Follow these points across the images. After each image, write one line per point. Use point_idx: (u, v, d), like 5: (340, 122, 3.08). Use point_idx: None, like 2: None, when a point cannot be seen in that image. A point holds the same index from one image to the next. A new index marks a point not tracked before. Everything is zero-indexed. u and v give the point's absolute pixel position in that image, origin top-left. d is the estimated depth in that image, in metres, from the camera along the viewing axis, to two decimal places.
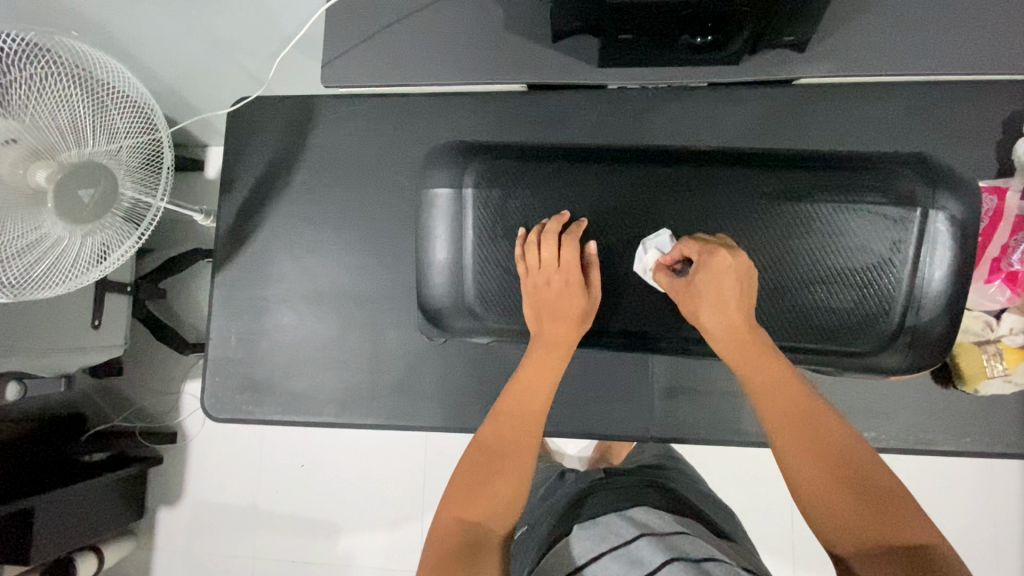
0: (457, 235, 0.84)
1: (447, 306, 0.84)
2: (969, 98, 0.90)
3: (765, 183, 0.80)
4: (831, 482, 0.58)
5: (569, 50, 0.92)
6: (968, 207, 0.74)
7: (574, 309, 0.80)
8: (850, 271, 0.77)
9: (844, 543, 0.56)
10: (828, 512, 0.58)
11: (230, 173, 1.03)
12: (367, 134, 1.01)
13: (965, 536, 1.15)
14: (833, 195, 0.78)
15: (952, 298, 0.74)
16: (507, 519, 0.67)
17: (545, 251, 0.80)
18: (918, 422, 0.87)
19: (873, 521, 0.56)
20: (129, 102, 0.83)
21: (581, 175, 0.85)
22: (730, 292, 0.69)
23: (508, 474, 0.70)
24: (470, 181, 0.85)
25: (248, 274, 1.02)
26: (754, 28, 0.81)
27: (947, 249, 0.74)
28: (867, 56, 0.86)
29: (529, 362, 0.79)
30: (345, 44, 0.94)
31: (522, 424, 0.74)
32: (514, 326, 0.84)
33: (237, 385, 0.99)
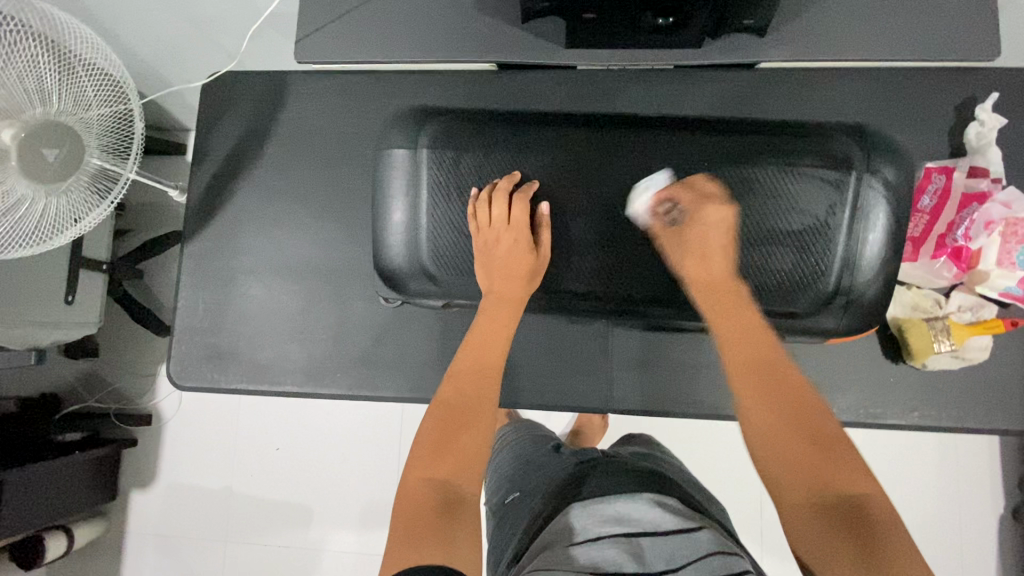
0: (412, 196, 0.85)
1: (402, 266, 0.85)
2: (923, 84, 0.93)
3: (709, 148, 0.83)
4: (782, 429, 0.63)
5: (537, 31, 0.94)
6: (902, 174, 0.77)
7: (521, 265, 0.82)
8: (791, 231, 0.78)
9: (789, 486, 0.60)
10: (779, 456, 0.62)
11: (202, 147, 1.04)
12: (340, 111, 1.02)
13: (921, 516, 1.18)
14: (774, 159, 0.80)
15: (887, 259, 0.76)
16: (477, 473, 0.68)
17: (495, 208, 0.82)
18: (869, 397, 0.89)
19: (818, 470, 0.60)
20: (99, 71, 0.84)
21: (537, 140, 0.86)
22: (716, 236, 0.77)
23: (473, 428, 0.72)
24: (425, 142, 0.85)
25: (217, 246, 1.03)
26: (712, 11, 0.83)
27: (881, 210, 0.76)
28: (824, 42, 0.89)
29: (483, 317, 0.81)
30: (317, 21, 0.96)
31: (480, 373, 0.77)
32: (466, 286, 0.86)
33: (204, 354, 1.00)
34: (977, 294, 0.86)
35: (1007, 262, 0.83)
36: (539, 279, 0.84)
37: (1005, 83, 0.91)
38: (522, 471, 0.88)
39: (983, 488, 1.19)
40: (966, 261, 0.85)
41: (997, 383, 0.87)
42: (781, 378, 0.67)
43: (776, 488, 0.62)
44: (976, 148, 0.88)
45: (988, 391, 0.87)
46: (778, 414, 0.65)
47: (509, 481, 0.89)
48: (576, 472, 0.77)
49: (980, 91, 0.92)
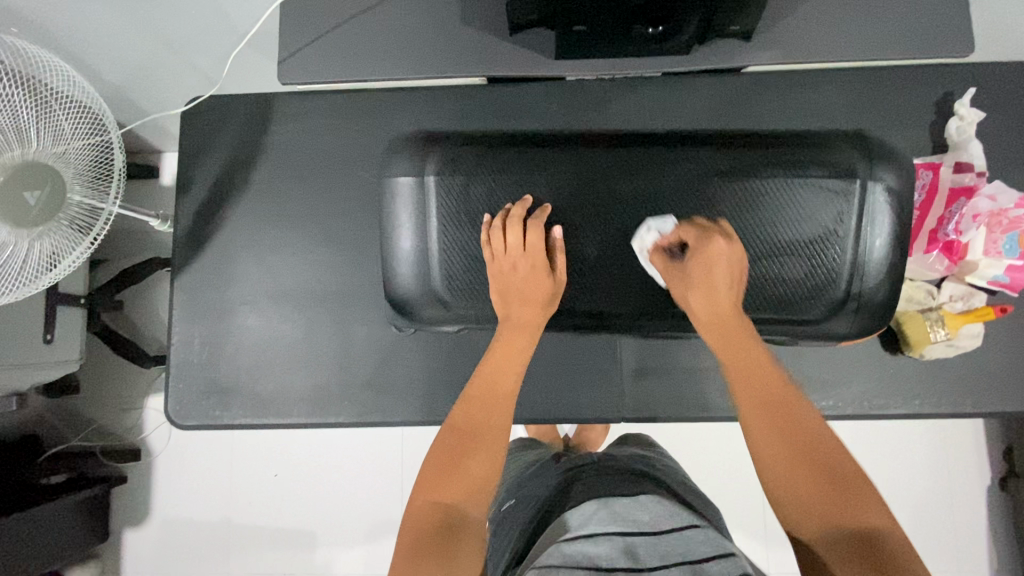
0: (420, 224, 0.83)
1: (414, 295, 0.84)
2: (904, 81, 0.96)
3: (716, 160, 0.83)
4: (796, 465, 0.62)
5: (527, 44, 0.94)
6: (903, 180, 0.78)
7: (539, 291, 0.82)
8: (801, 242, 0.79)
9: (802, 519, 0.59)
10: (790, 488, 0.61)
11: (187, 175, 1.01)
12: (330, 131, 1.00)
13: (905, 489, 1.27)
14: (780, 171, 0.81)
15: (893, 264, 0.77)
16: (484, 498, 0.67)
17: (511, 236, 0.81)
18: (872, 389, 0.91)
19: (832, 503, 0.59)
20: (76, 103, 0.81)
21: (541, 161, 0.85)
22: (717, 273, 0.75)
23: (482, 452, 0.70)
24: (432, 168, 0.84)
25: (210, 276, 0.99)
26: (701, 20, 0.85)
27: (886, 218, 0.77)
28: (808, 44, 0.91)
29: (498, 342, 0.80)
30: (300, 41, 0.94)
31: (492, 400, 0.75)
32: (481, 312, 0.85)
33: (203, 391, 0.97)
34: (966, 284, 0.90)
35: (993, 251, 0.86)
36: (556, 304, 0.84)
37: (979, 77, 0.95)
38: (529, 476, 0.89)
39: (970, 463, 1.27)
40: (958, 254, 0.87)
41: (991, 370, 0.91)
42: (793, 412, 0.65)
43: (782, 513, 0.61)
44: (959, 142, 0.91)
45: (984, 377, 0.91)
46: (790, 445, 0.63)
47: (511, 487, 0.91)
48: (571, 472, 0.80)
49: (957, 86, 0.95)
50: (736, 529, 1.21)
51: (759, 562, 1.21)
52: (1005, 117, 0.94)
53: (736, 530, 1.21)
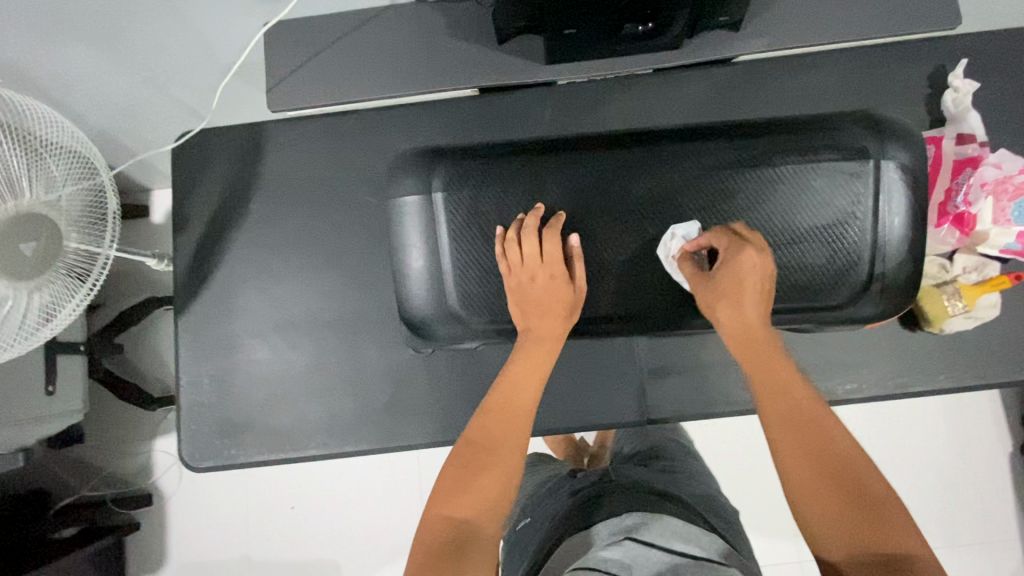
0: (431, 242, 0.82)
1: (430, 315, 0.82)
2: (894, 57, 0.96)
3: (724, 152, 0.82)
4: (826, 486, 0.60)
5: (517, 51, 0.96)
6: (914, 156, 0.78)
7: (558, 302, 0.80)
8: (820, 227, 0.78)
9: (829, 539, 0.59)
10: (820, 510, 0.60)
11: (182, 212, 0.99)
12: (324, 154, 0.99)
13: (929, 464, 1.26)
14: (791, 158, 0.80)
15: (912, 241, 0.77)
16: (496, 516, 0.65)
17: (526, 247, 0.80)
18: (894, 368, 0.91)
19: (863, 528, 0.58)
20: (65, 150, 0.79)
21: (547, 167, 0.84)
22: (750, 285, 0.71)
23: (496, 469, 0.68)
24: (439, 185, 0.83)
25: (213, 312, 0.97)
26: (689, 16, 0.86)
27: (901, 196, 0.77)
28: (793, 31, 0.92)
29: (518, 356, 0.79)
30: (292, 62, 0.96)
31: (511, 416, 0.73)
32: (499, 326, 0.83)
33: (215, 431, 0.94)
34: (979, 254, 0.88)
35: (1002, 220, 0.85)
36: (577, 314, 0.82)
37: (968, 47, 0.95)
38: (545, 494, 0.88)
39: (992, 433, 1.27)
40: (970, 226, 0.87)
41: (1010, 338, 0.90)
42: (823, 432, 0.64)
43: (817, 543, 0.60)
44: (956, 115, 0.91)
45: (1005, 346, 0.90)
46: (820, 466, 0.61)
47: (532, 500, 0.89)
48: (585, 487, 0.80)
49: (948, 59, 0.95)
50: (766, 521, 1.19)
51: (779, 554, 1.19)
52: (999, 85, 0.94)
53: (766, 522, 1.19)
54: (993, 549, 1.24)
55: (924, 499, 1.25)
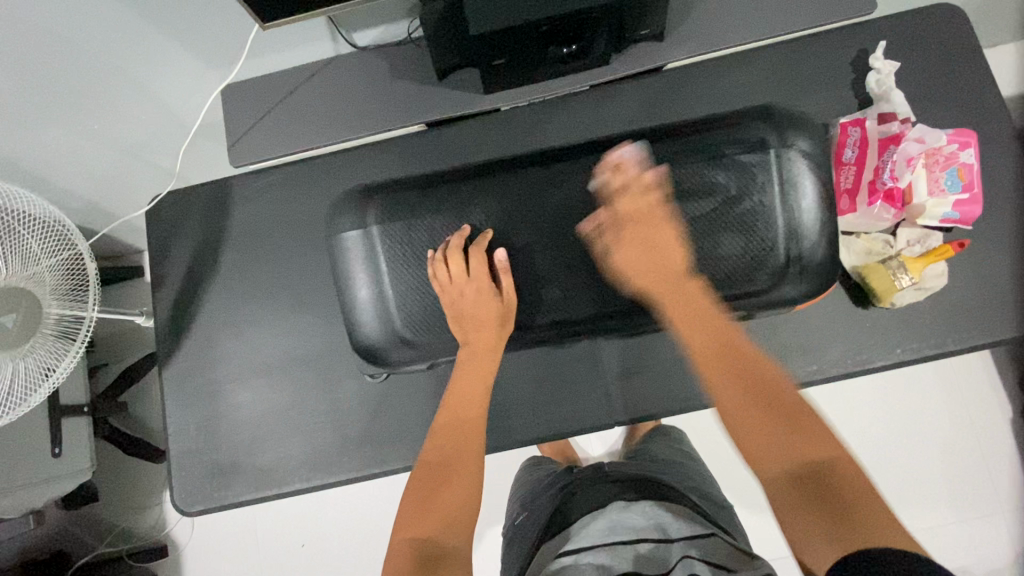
0: (374, 272, 0.86)
1: (379, 341, 0.86)
2: (817, 46, 1.00)
3: (639, 159, 0.87)
4: (751, 405, 0.66)
5: (456, 84, 1.02)
6: (816, 142, 0.81)
7: (489, 314, 0.85)
8: (732, 216, 0.82)
9: (765, 459, 0.61)
10: (749, 424, 0.64)
11: (160, 269, 1.05)
12: (288, 199, 1.05)
13: (921, 437, 1.26)
14: (696, 159, 0.85)
15: (827, 220, 0.79)
16: (461, 529, 0.65)
17: (453, 268, 0.85)
18: (853, 346, 0.92)
19: (792, 439, 0.60)
20: (41, 225, 0.86)
21: (475, 193, 0.89)
22: (648, 239, 0.84)
23: (458, 485, 0.70)
24: (375, 219, 0.87)
25: (196, 361, 1.02)
26: (609, 32, 0.92)
27: (809, 181, 0.79)
28: (713, 35, 0.97)
29: (460, 370, 0.83)
30: (250, 120, 1.03)
31: (457, 430, 0.77)
32: (444, 347, 0.87)
33: (206, 474, 0.98)
34: (921, 226, 0.90)
35: (937, 190, 0.88)
36: (509, 324, 0.87)
37: (888, 28, 0.99)
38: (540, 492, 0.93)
39: (983, 399, 1.27)
40: (901, 200, 0.88)
41: (963, 304, 0.92)
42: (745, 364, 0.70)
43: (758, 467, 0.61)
44: (881, 94, 0.94)
45: (958, 312, 0.92)
46: (744, 389, 0.67)
47: (525, 504, 0.94)
48: (572, 485, 0.87)
49: (869, 42, 0.99)
50: (765, 513, 1.18)
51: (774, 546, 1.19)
52: (923, 61, 0.97)
53: (765, 514, 1.18)
54: (998, 516, 1.23)
55: (921, 472, 1.25)
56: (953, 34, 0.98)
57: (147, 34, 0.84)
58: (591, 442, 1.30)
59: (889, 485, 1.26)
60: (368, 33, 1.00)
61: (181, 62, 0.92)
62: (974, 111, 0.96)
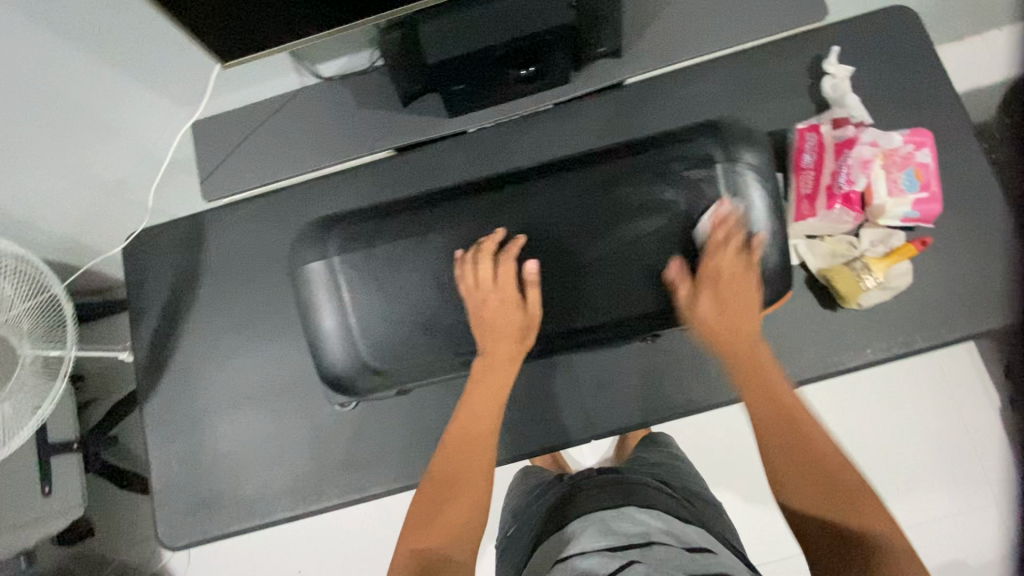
0: (338, 302, 0.87)
1: (345, 372, 0.87)
2: (772, 55, 1.02)
3: (591, 178, 0.88)
4: (799, 464, 0.68)
5: (421, 109, 1.03)
6: (762, 156, 0.84)
7: (508, 321, 0.85)
8: (686, 231, 0.84)
9: (803, 518, 0.65)
10: (792, 483, 0.67)
11: (138, 306, 1.06)
12: (261, 230, 1.06)
13: (908, 432, 1.26)
14: (647, 176, 0.86)
15: (777, 231, 0.83)
16: (461, 544, 0.70)
17: (480, 267, 0.85)
18: (823, 348, 0.93)
19: (837, 504, 0.64)
20: (14, 270, 0.88)
21: (428, 221, 0.90)
22: (728, 283, 0.81)
23: (461, 500, 0.74)
24: (334, 250, 0.89)
25: (177, 395, 1.03)
26: (566, 53, 0.94)
27: (759, 197, 0.83)
28: (669, 49, 0.98)
29: (474, 385, 0.85)
30: (221, 155, 1.05)
31: (469, 442, 0.80)
32: (409, 375, 0.88)
33: (190, 508, 0.99)
34: (884, 226, 0.91)
35: (897, 190, 0.89)
36: (531, 335, 0.87)
37: (840, 34, 1.01)
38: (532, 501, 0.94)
39: (968, 392, 1.27)
40: (860, 204, 0.89)
41: (930, 302, 0.93)
42: (789, 418, 0.72)
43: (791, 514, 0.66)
44: (836, 99, 0.96)
45: (926, 310, 0.92)
46: (794, 447, 0.69)
47: (516, 517, 0.95)
48: (568, 489, 0.88)
49: (823, 49, 1.00)
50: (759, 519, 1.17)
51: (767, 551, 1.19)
52: (876, 64, 0.99)
53: (758, 520, 1.17)
54: (990, 507, 1.23)
55: (909, 467, 1.25)
56: (905, 36, 0.99)
57: (110, 73, 0.85)
58: (583, 452, 1.31)
59: (879, 482, 1.26)
60: (331, 64, 1.04)
61: (149, 101, 0.94)
62: (929, 110, 0.97)
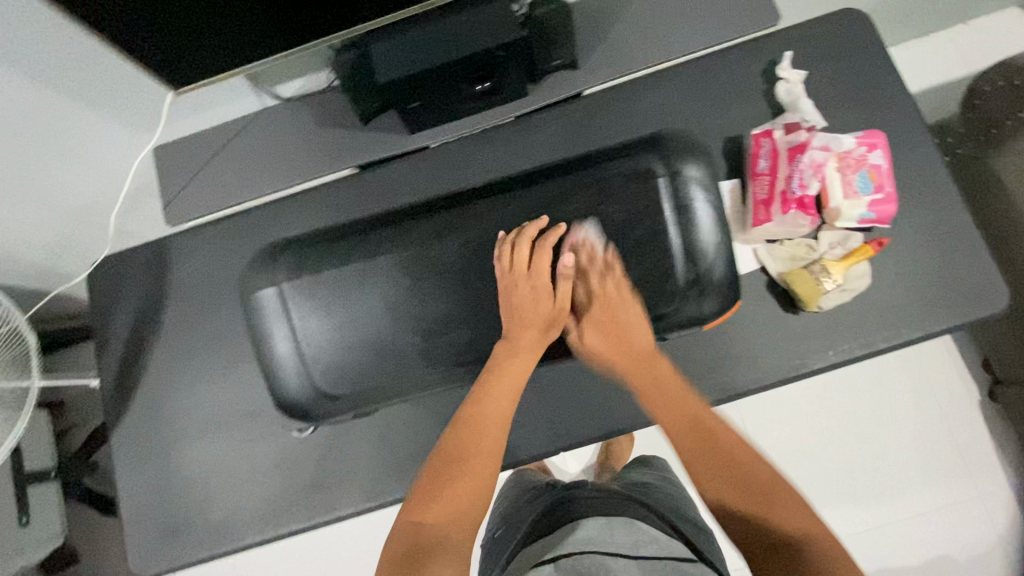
0: (290, 329, 0.91)
1: (299, 399, 0.91)
2: (727, 61, 1.02)
3: (542, 193, 0.92)
4: (721, 471, 0.70)
5: (381, 127, 1.03)
6: (707, 168, 0.89)
7: (539, 314, 0.87)
8: (639, 242, 0.88)
9: (729, 520, 0.66)
10: (714, 486, 0.69)
11: (104, 334, 1.06)
12: (226, 254, 1.06)
13: (884, 430, 1.27)
14: (597, 192, 0.90)
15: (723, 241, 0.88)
16: (462, 529, 0.66)
17: (519, 251, 0.88)
18: (785, 352, 0.93)
19: (756, 501, 0.65)
20: None
21: (378, 243, 0.92)
22: (616, 308, 0.87)
23: (467, 480, 0.71)
24: (283, 276, 0.92)
25: (145, 422, 1.03)
26: (519, 68, 0.94)
27: (705, 211, 0.87)
28: (623, 59, 0.99)
29: (491, 372, 0.84)
30: (181, 180, 1.05)
31: (483, 424, 0.77)
32: (362, 398, 0.91)
33: (160, 535, 0.99)
34: (841, 229, 0.92)
35: (851, 193, 0.90)
36: (554, 330, 0.88)
37: (793, 38, 1.01)
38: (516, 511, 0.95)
39: (943, 386, 1.28)
40: (814, 208, 0.89)
41: (889, 302, 0.93)
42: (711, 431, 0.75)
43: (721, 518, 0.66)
44: (790, 103, 0.97)
45: (885, 310, 0.93)
46: (714, 455, 0.72)
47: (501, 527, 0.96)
48: (561, 495, 0.88)
49: (776, 53, 1.01)
50: None
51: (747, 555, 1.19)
52: (829, 67, 1.00)
53: None
54: (969, 502, 1.23)
55: (887, 465, 1.26)
56: (857, 38, 1.00)
57: (61, 106, 0.86)
58: (566, 462, 1.31)
59: (857, 481, 1.26)
60: (291, 85, 1.04)
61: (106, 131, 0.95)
62: (883, 111, 0.98)
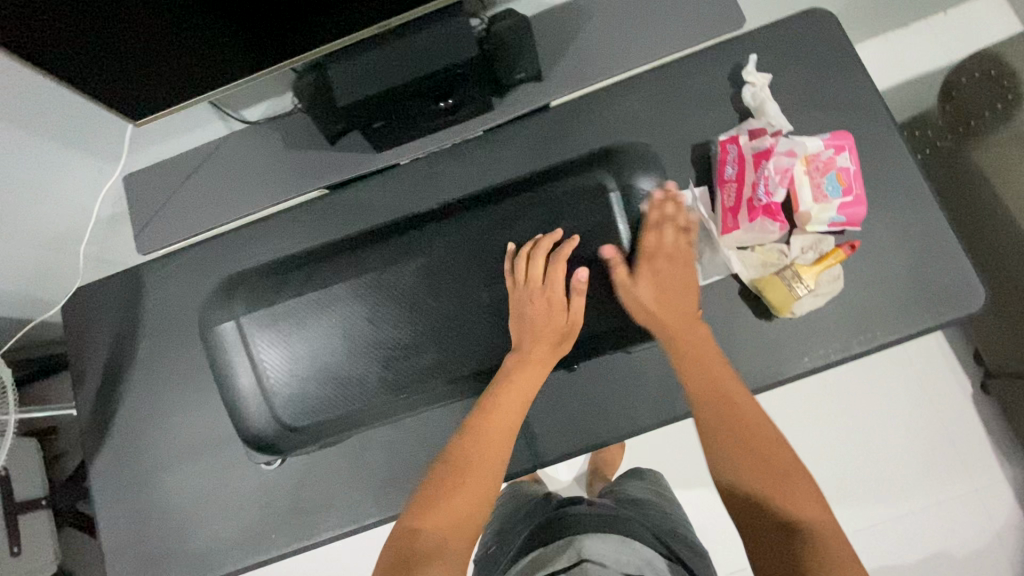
0: (252, 361, 0.92)
1: (264, 432, 0.91)
2: (693, 66, 1.01)
3: (499, 213, 0.95)
4: (743, 451, 0.70)
5: (348, 146, 1.03)
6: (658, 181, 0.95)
7: (553, 325, 0.88)
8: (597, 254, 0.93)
9: (739, 505, 0.67)
10: (732, 465, 0.70)
11: (81, 364, 1.06)
12: (199, 280, 1.06)
13: (875, 429, 1.26)
14: (553, 210, 0.94)
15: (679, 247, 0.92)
16: (459, 536, 0.67)
17: (534, 264, 0.89)
18: (761, 359, 0.92)
19: (774, 487, 0.66)
20: None
21: (336, 273, 0.94)
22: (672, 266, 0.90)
23: (470, 486, 0.71)
24: (241, 310, 0.94)
25: (124, 451, 1.03)
26: (481, 84, 0.94)
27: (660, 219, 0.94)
28: (587, 69, 0.98)
29: (506, 377, 0.85)
30: (151, 208, 1.05)
31: (490, 429, 0.78)
32: (326, 427, 0.91)
33: (144, 565, 0.99)
34: (812, 233, 0.91)
35: (820, 196, 0.89)
36: (565, 345, 0.90)
37: (758, 41, 1.00)
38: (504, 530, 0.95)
39: (937, 382, 1.26)
40: (781, 214, 0.88)
41: (865, 305, 0.92)
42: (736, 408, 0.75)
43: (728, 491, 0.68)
44: (757, 107, 0.96)
45: (862, 313, 0.92)
46: (741, 440, 0.71)
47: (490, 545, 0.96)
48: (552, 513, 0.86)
49: (742, 57, 1.00)
50: None
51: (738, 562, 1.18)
52: (796, 69, 0.99)
53: None
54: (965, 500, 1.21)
55: (879, 465, 1.24)
56: (824, 38, 0.99)
57: (23, 144, 0.86)
58: (556, 472, 1.30)
59: (850, 482, 1.24)
60: (256, 108, 1.03)
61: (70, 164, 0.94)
62: (852, 111, 0.97)
